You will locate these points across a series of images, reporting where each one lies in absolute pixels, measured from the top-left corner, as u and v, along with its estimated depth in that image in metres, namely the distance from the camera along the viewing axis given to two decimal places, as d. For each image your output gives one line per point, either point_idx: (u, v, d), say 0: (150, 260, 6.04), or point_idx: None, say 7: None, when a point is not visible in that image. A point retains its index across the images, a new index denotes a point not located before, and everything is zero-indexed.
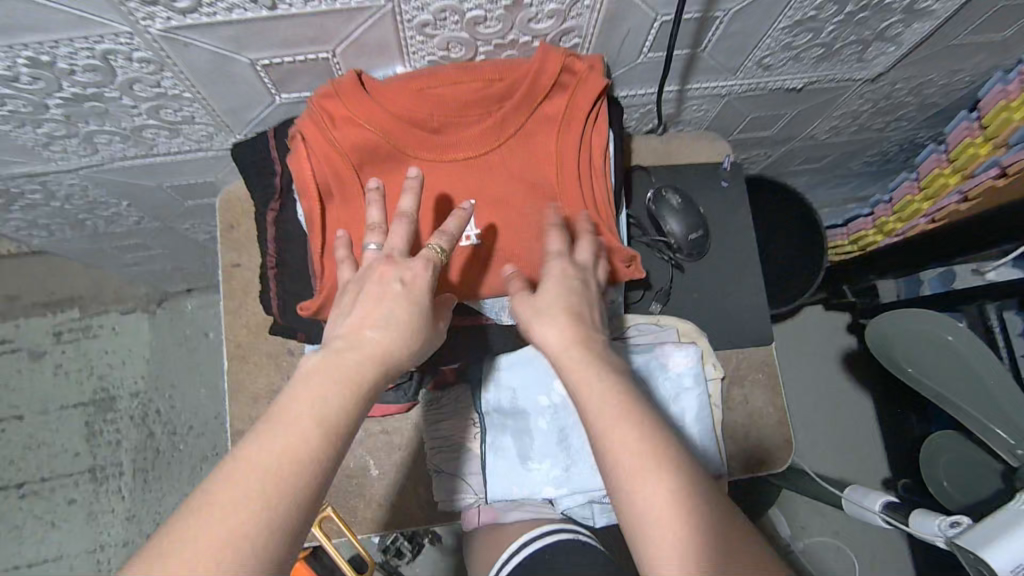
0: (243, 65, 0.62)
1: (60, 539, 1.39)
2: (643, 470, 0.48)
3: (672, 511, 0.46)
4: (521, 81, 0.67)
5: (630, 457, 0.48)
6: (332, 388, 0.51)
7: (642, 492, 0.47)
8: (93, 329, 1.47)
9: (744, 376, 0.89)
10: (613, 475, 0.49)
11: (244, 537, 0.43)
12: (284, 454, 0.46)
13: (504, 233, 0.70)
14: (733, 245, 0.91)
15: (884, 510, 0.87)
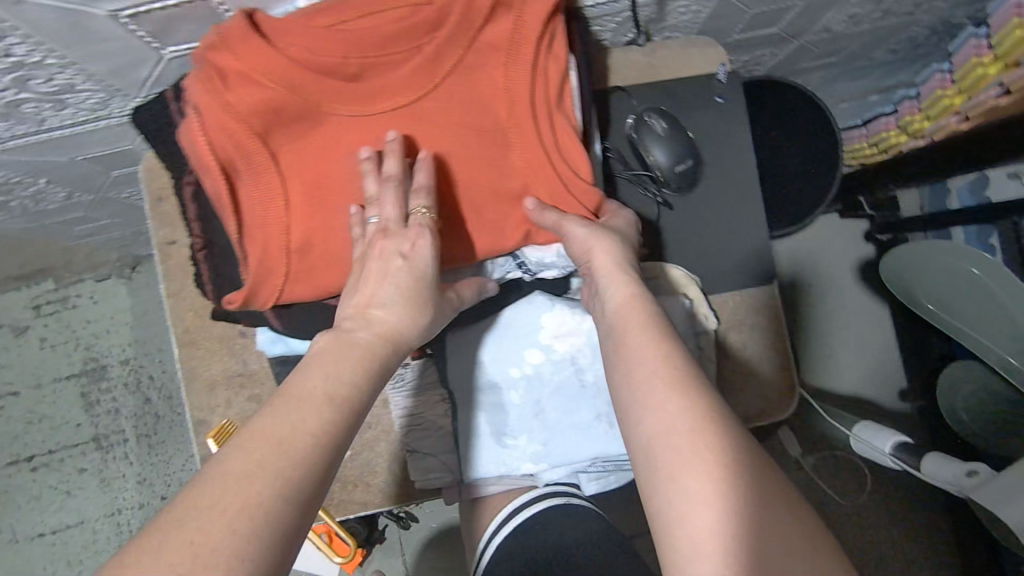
0: (102, 19, 0.50)
1: (79, 506, 1.41)
2: (678, 387, 0.47)
3: (700, 423, 0.45)
4: (453, 3, 0.54)
5: (662, 379, 0.48)
6: (346, 363, 0.48)
7: (668, 408, 0.46)
8: (70, 300, 1.42)
9: (742, 320, 0.80)
10: (639, 397, 0.48)
11: (258, 503, 0.39)
12: (300, 424, 0.43)
13: (452, 193, 0.59)
14: (729, 174, 0.79)
15: (895, 452, 0.81)
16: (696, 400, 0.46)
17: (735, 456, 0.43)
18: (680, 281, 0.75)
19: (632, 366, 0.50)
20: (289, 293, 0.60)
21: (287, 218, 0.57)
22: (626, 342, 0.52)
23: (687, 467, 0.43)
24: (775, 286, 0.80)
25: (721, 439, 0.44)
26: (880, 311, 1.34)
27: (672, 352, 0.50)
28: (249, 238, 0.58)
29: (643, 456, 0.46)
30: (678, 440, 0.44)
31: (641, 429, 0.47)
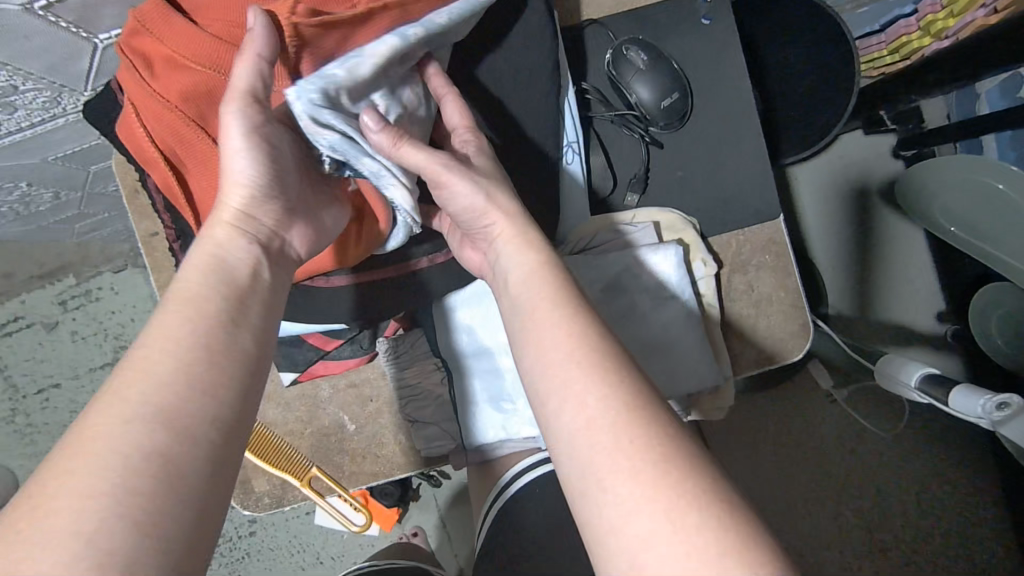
0: (16, 15, 0.47)
1: None
2: (604, 378, 0.40)
3: (630, 413, 0.38)
4: None
5: (583, 363, 0.41)
6: (202, 276, 0.42)
7: (590, 402, 0.39)
8: (93, 293, 1.46)
9: (748, 261, 0.74)
10: (557, 387, 0.41)
11: (148, 450, 0.34)
12: (168, 359, 0.37)
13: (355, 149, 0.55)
14: (721, 102, 0.73)
15: (922, 385, 0.77)
16: (619, 389, 0.39)
17: (676, 448, 0.37)
18: (676, 224, 0.71)
19: (545, 347, 0.43)
20: None
21: None
22: (538, 323, 0.44)
23: (620, 468, 0.37)
24: (781, 220, 0.74)
25: (655, 431, 0.38)
26: (911, 229, 1.25)
27: (589, 331, 0.42)
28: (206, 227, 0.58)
29: (566, 459, 0.39)
30: (601, 433, 0.38)
31: (561, 422, 0.40)
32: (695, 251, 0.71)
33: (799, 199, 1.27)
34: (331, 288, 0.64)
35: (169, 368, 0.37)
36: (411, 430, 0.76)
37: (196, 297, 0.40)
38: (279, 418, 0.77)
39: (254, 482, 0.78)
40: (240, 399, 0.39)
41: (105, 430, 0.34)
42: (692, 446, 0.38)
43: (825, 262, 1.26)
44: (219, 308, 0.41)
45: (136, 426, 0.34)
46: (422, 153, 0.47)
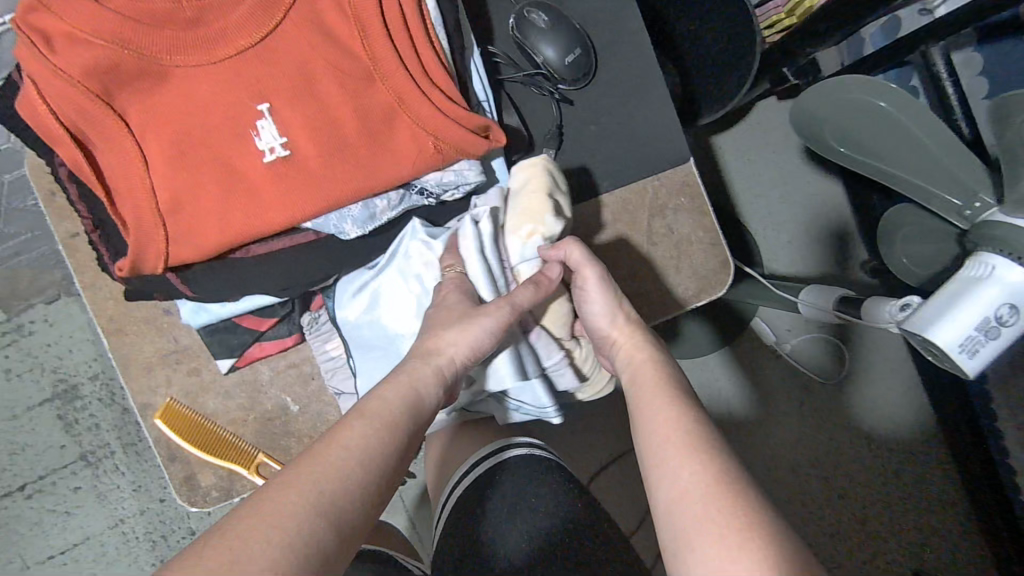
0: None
1: (81, 522, 1.40)
2: (699, 455, 0.49)
3: (717, 486, 0.47)
4: None
5: (680, 442, 0.51)
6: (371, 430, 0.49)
7: (683, 476, 0.48)
8: (26, 327, 1.39)
9: (665, 205, 0.78)
10: (656, 459, 0.51)
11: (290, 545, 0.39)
12: (332, 482, 0.44)
13: (225, 114, 0.57)
14: (625, 57, 0.77)
15: (839, 306, 0.83)
16: (713, 465, 0.48)
17: (748, 516, 0.44)
18: (535, 180, 0.67)
19: (654, 422, 0.54)
20: (174, 254, 0.59)
21: (148, 176, 0.56)
22: (648, 410, 0.56)
23: (707, 526, 0.44)
24: (692, 164, 0.78)
25: (743, 494, 0.46)
26: (829, 184, 1.32)
27: (689, 423, 0.53)
28: (120, 201, 0.58)
29: (664, 525, 0.47)
30: (694, 499, 0.46)
31: (661, 491, 0.49)
32: (539, 214, 0.66)
33: (723, 165, 1.33)
34: (253, 259, 0.63)
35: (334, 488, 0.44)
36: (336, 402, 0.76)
37: (357, 439, 0.48)
38: (219, 407, 0.76)
39: (200, 476, 0.77)
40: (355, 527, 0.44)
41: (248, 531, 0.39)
42: (771, 513, 0.44)
43: (753, 221, 1.33)
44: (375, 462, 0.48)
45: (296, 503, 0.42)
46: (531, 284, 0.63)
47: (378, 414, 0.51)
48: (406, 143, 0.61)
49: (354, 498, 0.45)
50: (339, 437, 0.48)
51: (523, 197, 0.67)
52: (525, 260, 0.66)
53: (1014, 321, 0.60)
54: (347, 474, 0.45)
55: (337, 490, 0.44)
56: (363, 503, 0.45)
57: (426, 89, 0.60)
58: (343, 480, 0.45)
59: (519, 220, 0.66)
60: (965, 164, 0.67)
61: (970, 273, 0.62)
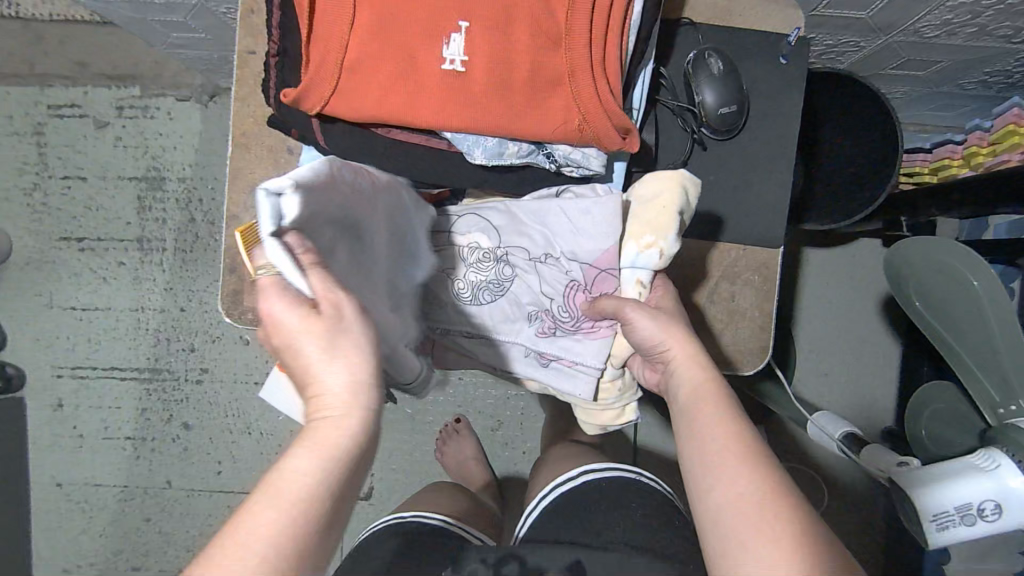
0: None
1: (110, 293, 1.52)
2: (752, 465, 0.56)
3: (775, 496, 0.54)
4: None
5: (736, 452, 0.57)
6: (317, 465, 0.49)
7: (740, 483, 0.55)
8: (150, 110, 1.52)
9: (738, 273, 0.82)
10: (714, 470, 0.57)
11: None
12: (273, 531, 0.46)
13: (429, 13, 0.65)
14: (771, 132, 0.81)
15: (843, 439, 0.86)
16: (765, 474, 0.55)
17: (806, 531, 0.51)
18: (668, 193, 0.71)
19: (708, 432, 0.60)
20: (331, 106, 0.67)
21: (348, 36, 0.65)
22: (699, 415, 0.62)
23: (765, 540, 0.51)
24: (780, 251, 0.83)
25: (792, 513, 0.53)
26: (888, 341, 1.34)
27: (742, 428, 0.60)
28: (314, 44, 0.66)
29: (711, 524, 0.55)
30: (749, 509, 0.53)
31: (713, 496, 0.56)
32: (663, 230, 0.71)
33: (803, 277, 1.34)
34: (389, 141, 0.72)
35: (261, 547, 0.46)
36: None
37: (296, 489, 0.48)
38: None
39: (246, 295, 0.86)
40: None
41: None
42: (821, 532, 0.52)
43: (804, 339, 1.35)
44: (307, 503, 0.48)
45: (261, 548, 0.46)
46: (614, 302, 0.71)
47: (312, 465, 0.49)
48: (556, 111, 0.67)
49: (313, 521, 0.48)
50: (319, 433, 0.50)
51: (654, 211, 0.72)
52: (635, 266, 0.74)
53: (993, 518, 0.64)
54: (283, 531, 0.46)
55: (269, 549, 0.46)
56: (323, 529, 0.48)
57: (597, 75, 0.67)
58: (303, 508, 0.47)
59: (642, 232, 0.73)
60: (1020, 369, 0.71)
61: (977, 461, 0.67)
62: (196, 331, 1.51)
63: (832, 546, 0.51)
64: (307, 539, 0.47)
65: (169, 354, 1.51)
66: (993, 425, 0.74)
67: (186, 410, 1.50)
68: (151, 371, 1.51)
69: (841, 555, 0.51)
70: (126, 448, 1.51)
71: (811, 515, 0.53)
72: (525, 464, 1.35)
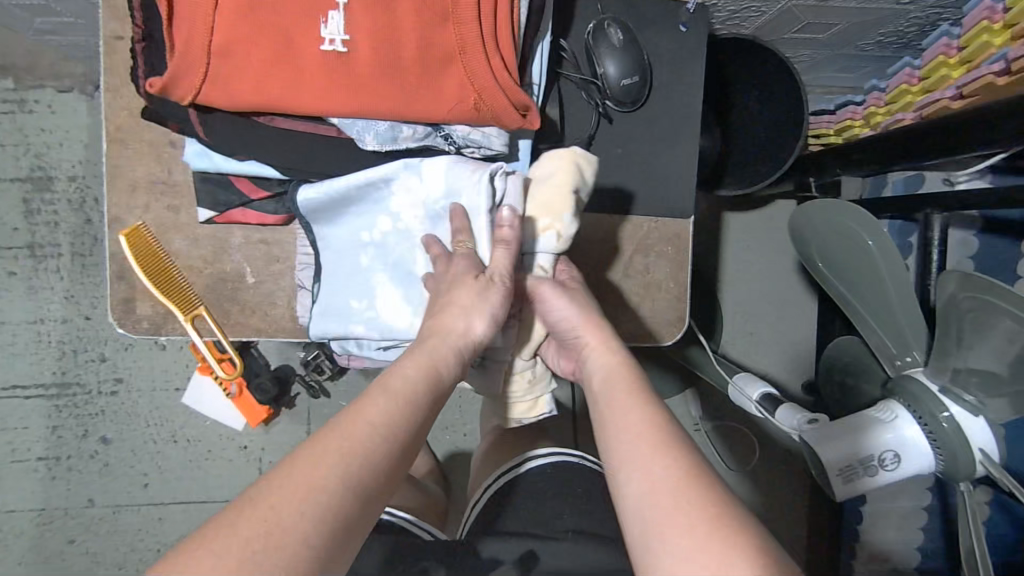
0: None
1: (1, 307, 1.40)
2: (666, 452, 0.57)
3: (689, 478, 0.55)
4: None
5: (648, 440, 0.59)
6: (389, 406, 0.56)
7: (655, 471, 0.56)
8: (28, 104, 1.39)
9: (651, 246, 0.83)
10: (630, 462, 0.58)
11: (316, 507, 0.48)
12: (352, 453, 0.52)
13: None
14: (675, 102, 0.81)
15: (760, 400, 0.89)
16: (677, 457, 0.57)
17: (725, 507, 0.52)
18: (563, 174, 0.70)
19: (623, 426, 0.61)
20: (205, 94, 0.61)
21: (212, 16, 0.59)
22: (614, 408, 0.63)
23: (680, 525, 0.52)
24: (690, 221, 0.83)
25: (706, 491, 0.53)
26: (807, 297, 1.39)
27: (656, 415, 0.62)
28: (178, 27, 0.60)
29: (633, 516, 0.55)
30: (664, 498, 0.54)
31: (630, 488, 0.56)
32: (559, 212, 0.69)
33: (724, 242, 1.37)
34: (274, 130, 0.67)
35: (349, 462, 0.51)
36: (294, 297, 0.81)
37: (377, 417, 0.55)
38: (183, 250, 0.79)
39: (138, 303, 0.80)
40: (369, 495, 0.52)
41: (275, 503, 0.47)
42: (739, 507, 0.53)
43: (728, 302, 1.38)
44: (390, 430, 0.55)
45: (299, 533, 0.46)
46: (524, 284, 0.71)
47: (390, 401, 0.57)
48: (450, 92, 0.64)
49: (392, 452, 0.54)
50: (394, 378, 0.59)
51: (548, 190, 0.70)
52: (535, 250, 0.72)
53: (892, 466, 0.72)
54: (367, 451, 0.52)
55: (353, 461, 0.51)
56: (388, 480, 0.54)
57: (489, 50, 0.64)
58: (354, 472, 0.51)
59: (536, 213, 0.70)
60: (912, 322, 0.75)
61: (878, 414, 0.73)
62: (106, 341, 1.41)
63: (752, 519, 0.52)
64: (386, 464, 0.53)
65: (77, 367, 1.41)
66: (892, 377, 0.77)
67: (102, 424, 1.41)
68: (58, 387, 1.40)
69: (760, 524, 0.52)
70: (38, 472, 1.40)
71: (724, 490, 0.54)
72: (464, 448, 1.34)
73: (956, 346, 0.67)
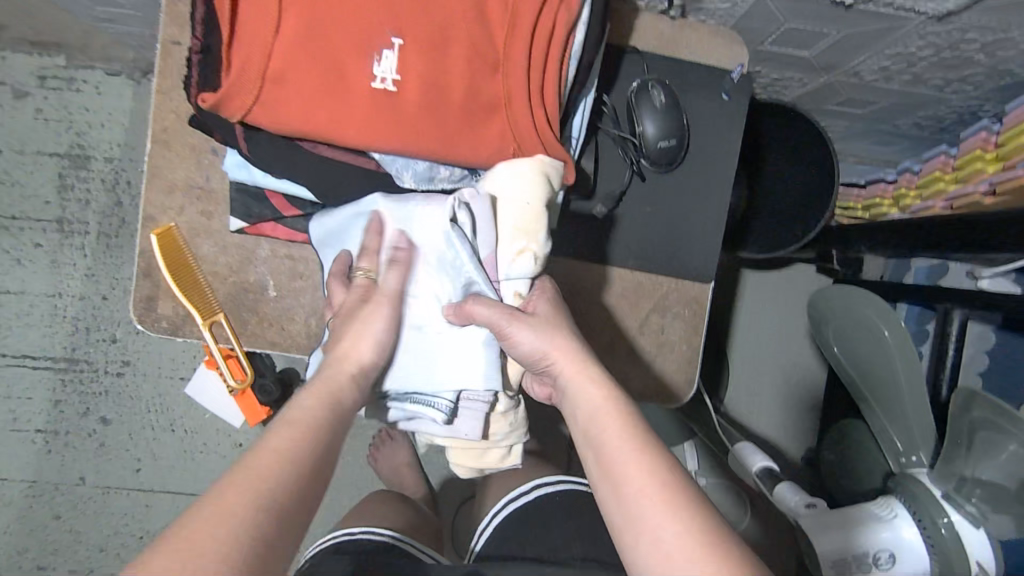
0: None
1: (23, 277, 1.42)
2: (669, 506, 0.54)
3: (700, 536, 0.52)
4: None
5: (651, 493, 0.55)
6: (301, 436, 0.57)
7: (662, 534, 0.53)
8: (76, 83, 1.42)
9: (669, 306, 0.83)
10: (636, 523, 0.55)
11: (231, 528, 0.47)
12: (263, 476, 0.51)
13: (361, 27, 0.62)
14: (709, 167, 0.82)
15: (759, 474, 0.89)
16: (682, 513, 0.53)
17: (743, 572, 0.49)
18: (532, 188, 0.66)
19: (622, 477, 0.58)
20: (254, 115, 0.63)
21: (272, 44, 0.61)
22: (609, 455, 0.59)
23: None
24: (711, 285, 0.83)
25: (719, 551, 0.50)
26: (816, 365, 1.39)
27: (652, 459, 0.58)
28: (237, 47, 0.62)
29: None
30: (677, 564, 0.51)
31: (640, 555, 0.54)
32: (534, 231, 0.67)
33: (739, 299, 1.37)
34: (315, 156, 0.69)
35: (260, 483, 0.51)
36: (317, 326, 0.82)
37: (288, 443, 0.55)
38: (210, 256, 0.80)
39: (160, 302, 0.81)
40: (289, 515, 0.51)
41: (189, 530, 0.46)
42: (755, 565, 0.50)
43: (737, 360, 1.38)
44: (300, 450, 0.56)
45: (221, 535, 0.46)
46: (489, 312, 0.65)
47: (301, 430, 0.58)
48: (491, 141, 0.66)
49: (303, 472, 0.54)
50: (297, 413, 0.60)
51: (521, 213, 0.66)
52: (510, 279, 0.68)
53: (886, 566, 0.72)
54: (276, 470, 0.52)
55: (262, 484, 0.51)
56: (317, 472, 0.55)
57: (534, 104, 0.65)
58: (267, 489, 0.51)
59: (513, 238, 0.67)
60: (922, 421, 0.76)
61: (878, 511, 0.74)
62: (119, 322, 1.43)
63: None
64: (299, 484, 0.53)
65: (88, 344, 1.43)
66: (896, 472, 0.78)
67: (105, 403, 1.42)
68: (67, 362, 1.42)
69: None
70: (35, 444, 1.42)
71: (735, 544, 0.51)
72: (457, 474, 1.34)
73: (965, 455, 0.70)
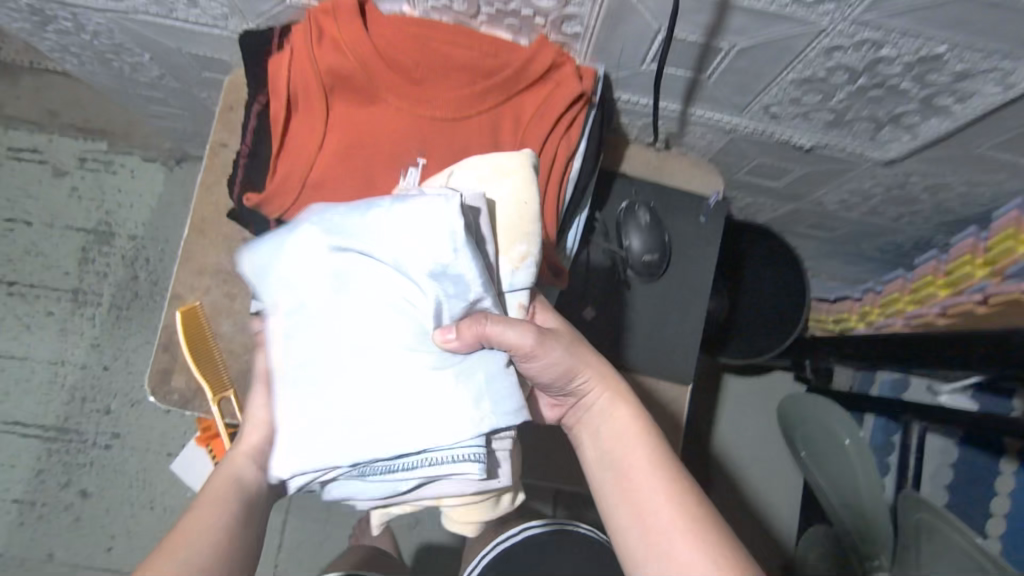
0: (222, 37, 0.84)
1: (30, 343, 1.47)
2: (696, 537, 0.61)
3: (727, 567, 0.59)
4: (510, 68, 0.70)
5: (680, 523, 0.62)
6: (216, 511, 0.64)
7: (692, 563, 0.60)
8: (113, 166, 1.54)
9: (651, 403, 0.89)
10: (666, 552, 0.61)
11: None
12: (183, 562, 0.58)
13: (391, 148, 0.71)
14: (689, 277, 0.91)
15: None
16: (708, 544, 0.60)
17: None
18: (522, 183, 0.67)
19: (653, 507, 0.64)
20: (291, 215, 0.73)
21: (314, 159, 0.71)
22: (639, 483, 0.65)
23: None
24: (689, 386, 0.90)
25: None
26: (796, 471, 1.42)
27: (679, 488, 0.64)
28: (285, 159, 0.72)
29: None
30: None
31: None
32: (527, 230, 0.66)
33: (721, 402, 1.43)
34: None
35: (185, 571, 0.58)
36: None
37: (203, 521, 0.62)
38: (228, 334, 0.87)
39: (174, 375, 0.86)
40: None
41: None
42: None
43: (720, 462, 1.41)
44: (218, 523, 0.63)
45: None
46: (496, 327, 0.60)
47: (212, 509, 0.64)
48: None
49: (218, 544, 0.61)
50: (208, 491, 0.66)
51: (514, 210, 0.66)
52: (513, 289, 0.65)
53: None
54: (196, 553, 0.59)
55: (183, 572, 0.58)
56: (232, 541, 0.62)
57: None
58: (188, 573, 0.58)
59: (509, 242, 0.65)
60: (879, 526, 0.84)
61: None
62: (116, 393, 1.46)
63: None
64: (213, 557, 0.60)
65: (81, 414, 1.44)
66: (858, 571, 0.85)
67: (88, 475, 1.42)
68: (57, 430, 1.44)
69: None
70: (9, 514, 1.40)
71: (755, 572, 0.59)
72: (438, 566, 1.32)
73: (917, 561, 0.77)
